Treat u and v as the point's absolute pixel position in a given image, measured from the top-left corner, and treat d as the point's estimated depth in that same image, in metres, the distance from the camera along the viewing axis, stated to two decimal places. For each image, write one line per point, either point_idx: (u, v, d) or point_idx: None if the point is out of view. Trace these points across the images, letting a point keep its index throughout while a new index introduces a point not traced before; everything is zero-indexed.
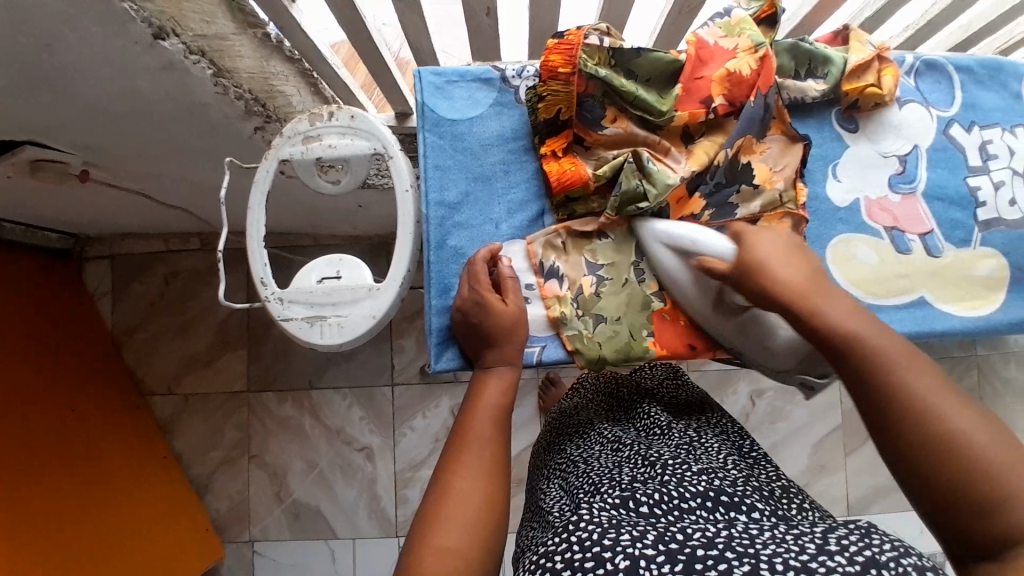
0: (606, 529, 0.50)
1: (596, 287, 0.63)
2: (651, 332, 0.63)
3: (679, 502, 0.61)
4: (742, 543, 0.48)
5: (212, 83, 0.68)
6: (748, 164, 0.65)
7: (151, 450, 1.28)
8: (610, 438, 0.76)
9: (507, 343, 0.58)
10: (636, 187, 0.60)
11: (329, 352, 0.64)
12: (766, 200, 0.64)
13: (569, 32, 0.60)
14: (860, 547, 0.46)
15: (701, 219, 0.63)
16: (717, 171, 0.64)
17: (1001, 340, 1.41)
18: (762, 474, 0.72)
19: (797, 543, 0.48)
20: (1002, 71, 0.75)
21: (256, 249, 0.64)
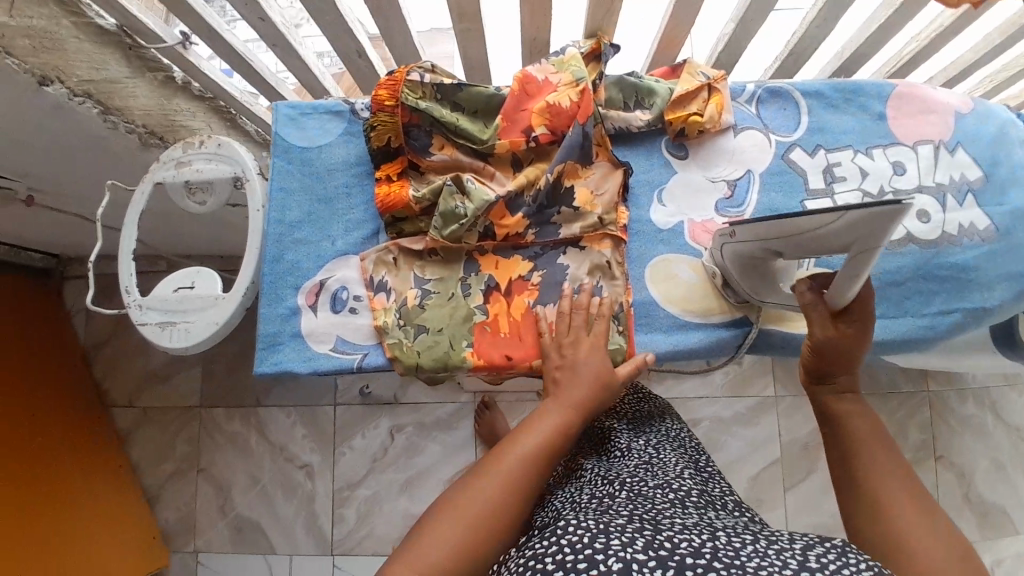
0: (595, 533, 0.47)
1: (421, 299, 0.67)
2: (471, 343, 0.66)
3: (652, 506, 0.57)
4: (726, 553, 0.46)
5: (101, 120, 0.79)
6: (570, 187, 0.69)
7: (108, 460, 1.36)
8: (574, 468, 0.74)
9: (574, 385, 0.58)
10: (456, 207, 0.66)
11: (180, 355, 0.71)
12: (586, 223, 0.69)
13: (396, 70, 0.67)
14: (839, 566, 0.44)
15: (525, 238, 0.69)
16: (538, 194, 0.67)
17: (955, 377, 1.37)
18: (721, 488, 0.69)
19: (780, 558, 0.45)
20: (859, 93, 0.77)
21: (125, 262, 0.72)
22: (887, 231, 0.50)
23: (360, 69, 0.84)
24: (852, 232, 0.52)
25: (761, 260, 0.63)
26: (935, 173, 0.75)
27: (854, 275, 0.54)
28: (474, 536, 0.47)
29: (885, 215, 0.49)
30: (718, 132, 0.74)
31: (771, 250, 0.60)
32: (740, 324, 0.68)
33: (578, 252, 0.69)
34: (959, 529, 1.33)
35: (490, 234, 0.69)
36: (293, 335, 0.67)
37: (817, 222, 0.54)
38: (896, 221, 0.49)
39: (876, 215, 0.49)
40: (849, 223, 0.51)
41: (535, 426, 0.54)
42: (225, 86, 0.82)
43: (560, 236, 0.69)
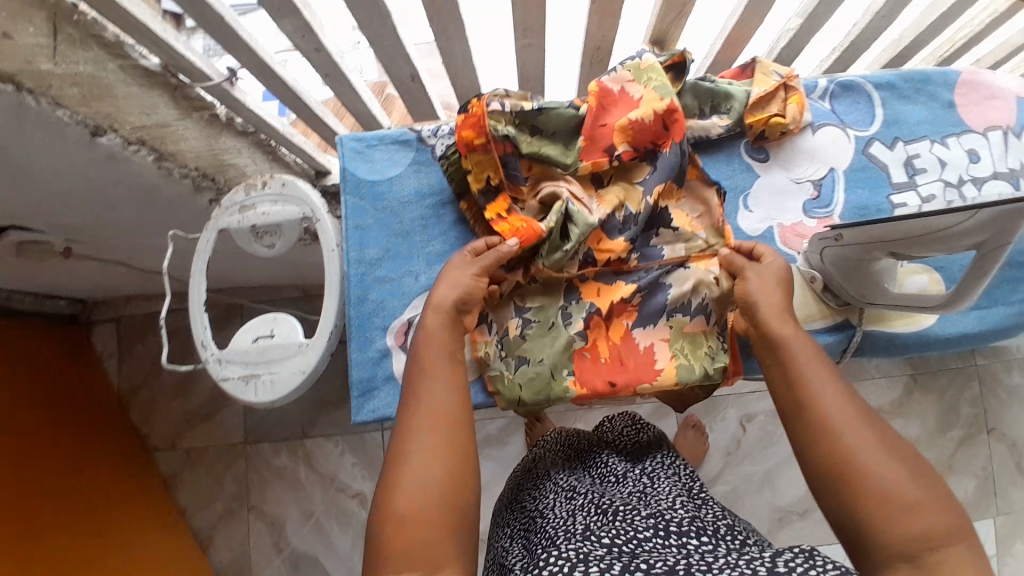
0: (574, 562, 0.52)
1: (522, 329, 0.65)
2: (572, 372, 0.64)
3: (637, 532, 0.58)
4: (700, 568, 0.51)
5: (155, 167, 0.76)
6: (665, 209, 0.67)
7: (157, 506, 1.33)
8: (566, 487, 0.70)
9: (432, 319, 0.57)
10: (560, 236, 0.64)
11: (266, 408, 0.68)
12: (690, 244, 0.66)
13: (474, 102, 0.63)
14: (804, 569, 0.48)
15: (628, 262, 0.67)
16: (630, 216, 0.66)
17: (1000, 349, 1.36)
18: (716, 510, 0.65)
19: (749, 566, 0.50)
20: (927, 83, 0.75)
21: (197, 315, 0.69)
22: (1019, 226, 0.49)
23: (412, 94, 0.81)
24: (983, 231, 0.50)
25: (868, 262, 0.61)
26: (1006, 159, 0.73)
27: (983, 269, 0.53)
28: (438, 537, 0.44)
29: (1019, 213, 0.47)
30: (797, 131, 0.72)
31: (885, 250, 0.58)
32: (844, 326, 0.68)
33: (683, 274, 0.65)
34: (1019, 501, 1.32)
35: (591, 260, 0.66)
36: (386, 378, 0.65)
37: (945, 223, 0.52)
38: None
39: (1009, 213, 0.48)
40: (983, 221, 0.50)
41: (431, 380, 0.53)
42: (269, 119, 0.80)
43: (665, 258, 0.66)
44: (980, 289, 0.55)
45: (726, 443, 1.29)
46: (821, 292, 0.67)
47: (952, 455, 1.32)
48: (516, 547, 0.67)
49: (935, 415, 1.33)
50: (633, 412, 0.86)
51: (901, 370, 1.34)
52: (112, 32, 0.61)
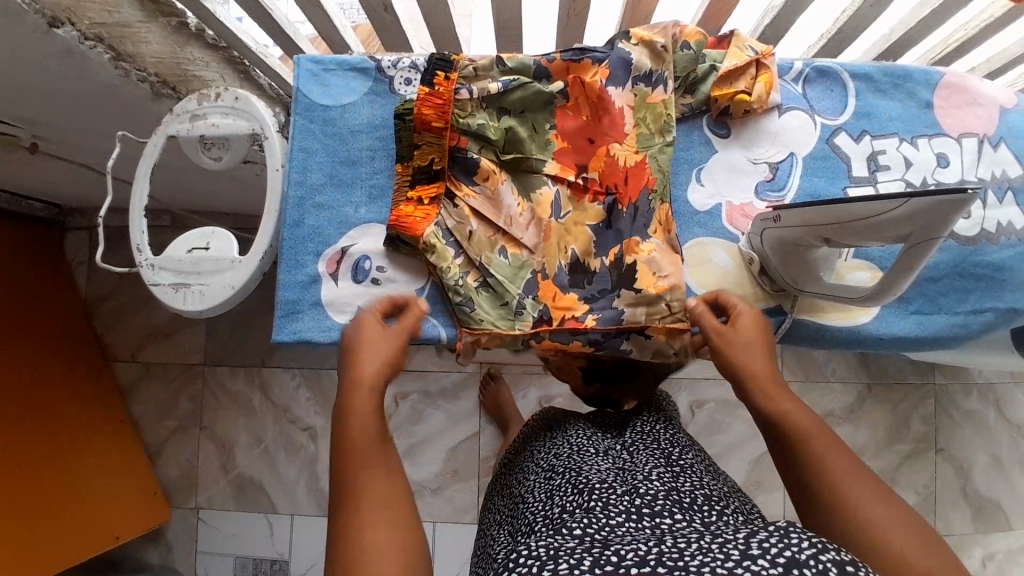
0: (545, 560, 0.48)
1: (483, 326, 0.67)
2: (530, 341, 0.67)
3: (609, 519, 0.56)
4: (671, 555, 0.46)
5: (113, 66, 0.74)
6: (633, 264, 0.66)
7: (112, 414, 1.36)
8: (546, 468, 0.70)
9: (359, 392, 0.54)
10: (506, 291, 0.65)
11: (196, 318, 0.68)
12: (653, 308, 0.65)
13: (439, 81, 0.64)
14: (780, 547, 0.44)
15: (584, 322, 0.65)
16: (574, 263, 0.68)
17: (961, 371, 1.36)
18: (693, 479, 0.64)
19: (722, 548, 0.46)
20: (907, 79, 0.73)
21: (136, 219, 0.69)
22: (950, 223, 0.47)
23: (385, 23, 0.79)
24: (909, 222, 0.49)
25: (805, 247, 0.60)
26: (976, 168, 0.72)
27: (906, 267, 0.52)
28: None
29: (952, 207, 0.46)
30: (763, 111, 0.71)
31: (818, 237, 0.57)
32: (774, 312, 0.67)
33: (643, 340, 0.66)
34: (954, 522, 1.33)
35: (546, 317, 0.65)
36: (312, 304, 0.66)
37: (874, 209, 0.50)
38: (961, 211, 0.46)
39: (940, 207, 0.46)
40: (910, 211, 0.48)
41: (366, 460, 0.51)
42: (242, 37, 0.78)
43: (622, 323, 0.65)
44: (905, 287, 0.54)
45: None
46: (764, 278, 0.67)
47: (896, 467, 1.33)
48: (501, 534, 0.68)
49: (885, 426, 1.34)
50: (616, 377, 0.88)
51: (858, 377, 1.34)
52: None
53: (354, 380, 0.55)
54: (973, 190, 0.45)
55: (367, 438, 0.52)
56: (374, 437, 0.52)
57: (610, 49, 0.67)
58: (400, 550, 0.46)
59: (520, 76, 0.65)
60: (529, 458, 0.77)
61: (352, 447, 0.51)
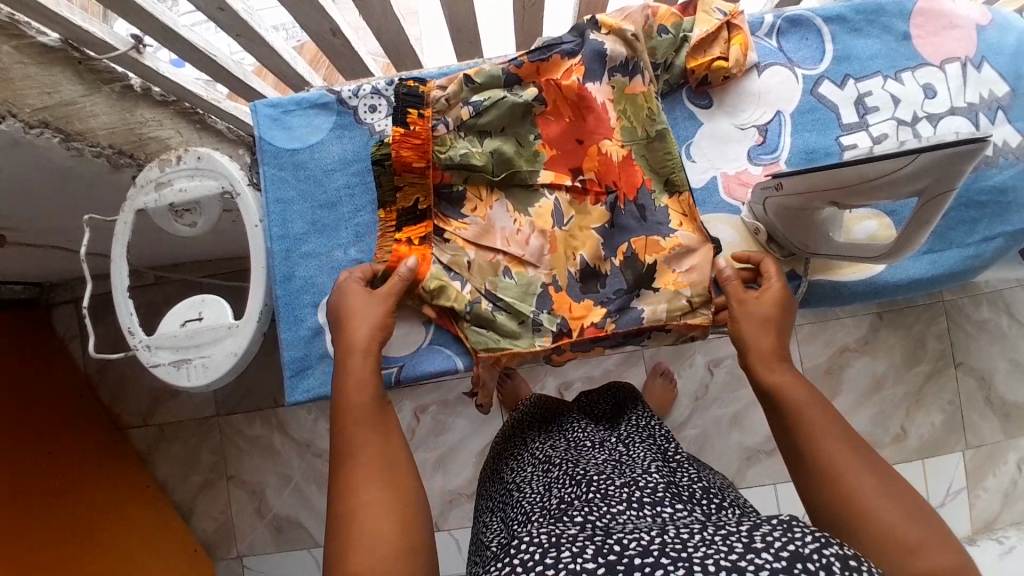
0: (547, 547, 0.47)
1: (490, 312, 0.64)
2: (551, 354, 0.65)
3: (607, 503, 0.55)
4: (674, 545, 0.46)
5: (64, 148, 0.70)
6: (651, 263, 0.64)
7: (136, 482, 1.34)
8: (542, 457, 0.70)
9: (357, 364, 0.57)
10: (520, 311, 0.64)
11: (203, 392, 0.66)
12: (672, 305, 0.62)
13: (413, 120, 0.63)
14: (783, 541, 0.44)
15: (604, 328, 0.63)
16: (585, 267, 0.66)
17: (968, 283, 1.35)
18: (691, 473, 0.64)
19: (726, 541, 0.45)
20: (881, 14, 0.70)
21: (122, 302, 0.67)
22: (962, 170, 0.45)
23: (336, 48, 0.76)
24: (925, 174, 0.46)
25: (812, 211, 0.58)
26: (964, 93, 0.70)
27: (924, 219, 0.50)
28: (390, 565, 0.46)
29: (967, 156, 0.44)
30: (742, 74, 0.68)
31: (824, 201, 0.55)
32: (788, 278, 0.66)
33: (665, 335, 0.64)
34: (984, 432, 1.34)
35: (565, 329, 0.64)
36: (320, 357, 0.64)
37: (883, 169, 0.48)
38: (975, 158, 0.44)
39: (954, 156, 0.44)
40: (922, 165, 0.46)
41: (364, 427, 0.54)
42: (188, 85, 0.75)
43: (643, 322, 0.63)
44: (922, 239, 0.53)
45: (694, 388, 1.31)
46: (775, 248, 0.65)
47: (919, 389, 1.34)
48: (496, 525, 0.67)
49: (901, 350, 1.34)
50: (612, 386, 0.87)
51: (867, 308, 1.34)
52: (5, 11, 0.58)
53: (346, 351, 0.57)
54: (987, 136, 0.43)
55: (364, 407, 0.55)
56: (372, 404, 0.55)
57: (581, 40, 0.65)
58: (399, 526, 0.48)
59: (491, 92, 0.64)
60: (523, 446, 0.76)
61: (350, 413, 0.54)
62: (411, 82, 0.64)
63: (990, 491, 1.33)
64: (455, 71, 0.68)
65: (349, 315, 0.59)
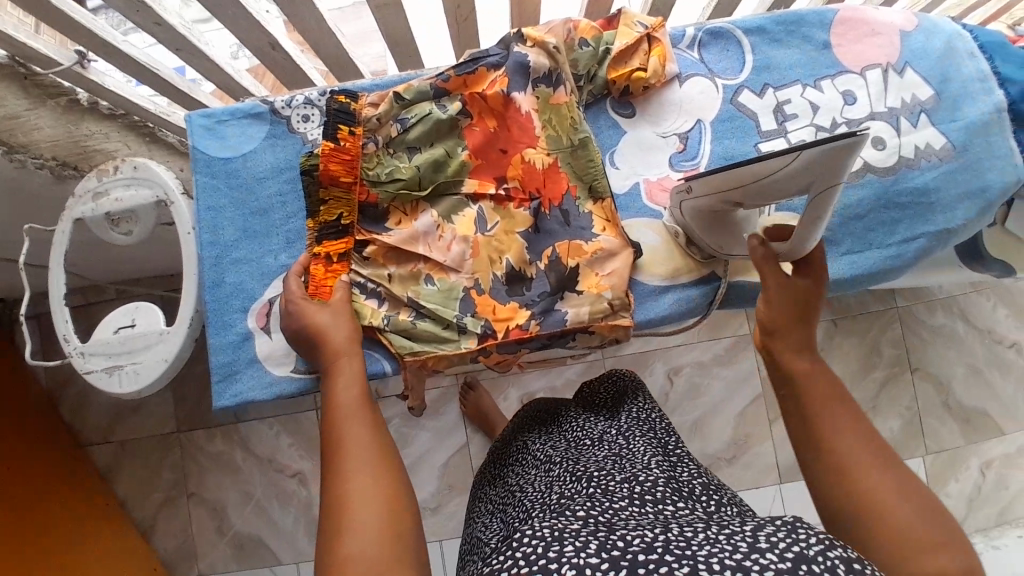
0: (549, 541, 0.47)
1: (415, 319, 0.66)
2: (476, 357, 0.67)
3: (611, 501, 0.55)
4: (677, 543, 0.46)
5: (6, 160, 0.72)
6: (574, 267, 0.66)
7: (96, 500, 1.33)
8: (543, 461, 0.70)
9: (344, 363, 0.58)
10: (445, 315, 0.65)
11: (135, 398, 0.66)
12: (595, 307, 0.65)
13: (344, 137, 0.65)
14: (788, 543, 0.43)
15: (529, 329, 0.65)
16: (510, 271, 0.67)
17: (922, 290, 1.38)
18: (690, 469, 0.65)
19: (729, 541, 0.45)
20: (801, 24, 0.73)
21: (58, 309, 0.68)
22: (847, 163, 0.47)
23: (277, 62, 0.78)
24: (811, 171, 0.49)
25: (722, 211, 0.60)
26: (885, 97, 0.73)
27: (814, 213, 0.52)
28: (381, 571, 0.45)
29: (846, 149, 0.46)
30: (663, 84, 0.71)
31: (727, 201, 0.57)
32: (709, 280, 0.68)
33: (588, 337, 0.66)
34: (943, 437, 1.36)
35: (490, 332, 0.65)
36: (249, 361, 0.65)
37: (772, 167, 0.50)
38: (854, 151, 0.46)
39: (834, 151, 0.46)
40: (806, 162, 0.48)
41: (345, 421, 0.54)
42: (137, 101, 0.76)
43: (568, 323, 0.65)
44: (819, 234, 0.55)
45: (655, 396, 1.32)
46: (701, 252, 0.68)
47: (878, 394, 1.36)
48: (496, 525, 0.68)
49: (859, 356, 1.36)
50: (610, 371, 0.87)
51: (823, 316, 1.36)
52: None
53: (333, 354, 0.59)
54: (860, 131, 0.45)
55: (356, 407, 0.55)
56: (363, 399, 0.56)
57: (507, 52, 0.67)
58: (385, 536, 0.47)
59: (419, 108, 0.66)
60: (524, 450, 0.76)
61: (337, 417, 0.54)
62: (343, 97, 0.66)
63: (952, 494, 1.34)
64: (387, 83, 0.69)
65: (324, 328, 0.60)
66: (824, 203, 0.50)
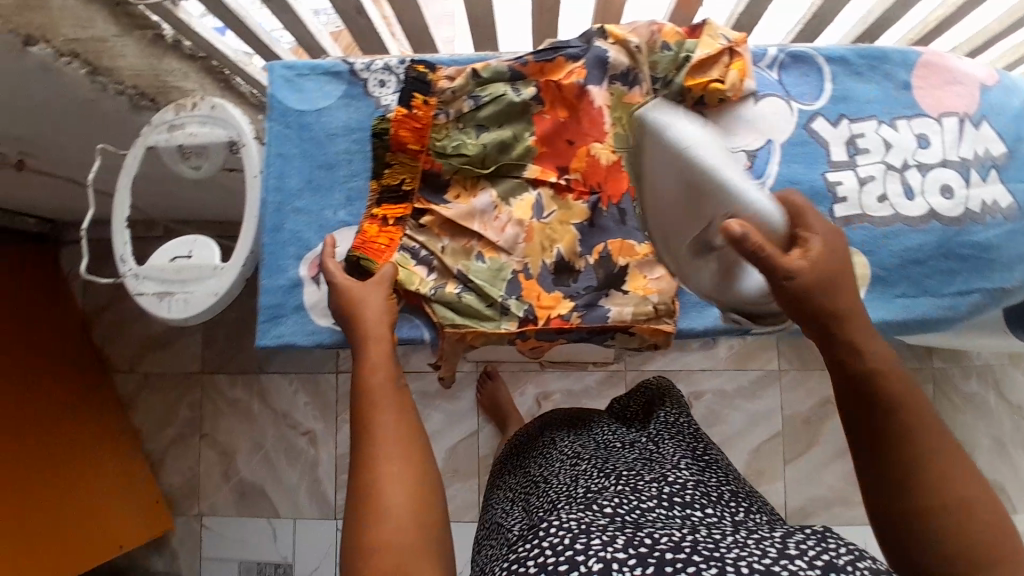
0: (576, 534, 0.47)
1: (460, 292, 0.67)
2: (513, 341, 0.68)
3: (638, 501, 0.56)
4: (705, 545, 0.46)
5: (89, 81, 0.74)
6: (624, 266, 0.67)
7: (113, 426, 1.36)
8: (571, 455, 0.71)
9: (372, 346, 0.58)
10: (489, 293, 0.66)
11: (181, 325, 0.69)
12: (639, 308, 0.65)
13: (417, 104, 0.66)
14: (818, 551, 0.44)
15: (570, 320, 0.65)
16: (560, 260, 0.68)
17: (960, 354, 1.35)
18: (719, 476, 0.64)
19: (759, 547, 0.45)
20: (884, 61, 0.73)
21: (119, 231, 0.70)
22: (669, 134, 0.54)
23: (361, 26, 0.79)
24: (664, 151, 0.55)
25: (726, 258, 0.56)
26: (959, 148, 0.71)
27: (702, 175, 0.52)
28: (415, 547, 0.47)
29: (652, 127, 0.56)
30: (738, 100, 0.70)
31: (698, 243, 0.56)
32: None
33: (627, 337, 0.66)
34: None
35: (531, 318, 0.66)
36: (295, 308, 0.67)
37: (647, 177, 0.58)
38: (657, 124, 0.55)
39: (648, 136, 0.56)
40: (656, 152, 0.56)
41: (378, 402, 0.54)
42: (220, 46, 0.79)
43: (609, 320, 0.65)
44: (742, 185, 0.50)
45: None
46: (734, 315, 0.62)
47: None
48: (518, 512, 0.69)
49: None
50: (643, 379, 0.87)
51: None
52: None
53: (361, 336, 0.59)
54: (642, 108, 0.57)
55: (385, 384, 0.56)
56: (391, 378, 0.57)
57: (587, 46, 0.67)
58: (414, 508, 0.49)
59: (494, 87, 0.67)
60: (552, 444, 0.77)
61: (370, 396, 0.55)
62: (422, 67, 0.67)
63: None
64: (465, 61, 0.70)
65: (356, 308, 0.61)
66: (692, 161, 0.53)
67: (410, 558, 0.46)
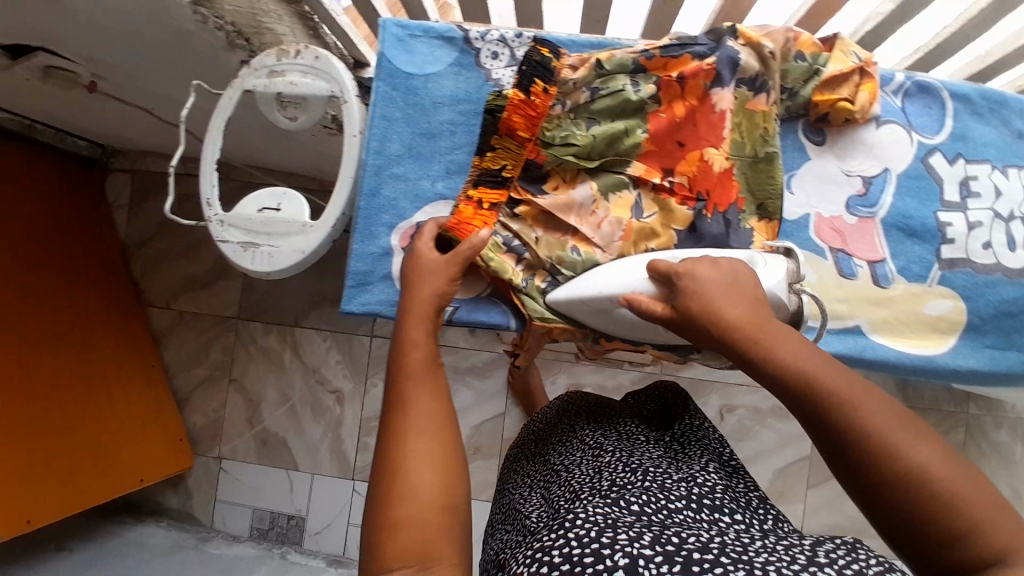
0: (604, 527, 0.41)
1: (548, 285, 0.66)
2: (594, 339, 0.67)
3: (666, 500, 0.50)
4: (734, 548, 0.39)
5: (190, 10, 0.70)
6: None
7: (143, 358, 1.36)
8: (592, 445, 0.66)
9: (410, 326, 0.54)
10: None
11: (262, 278, 0.67)
12: None
13: (536, 92, 0.63)
14: (848, 562, 0.37)
15: None
16: None
17: (997, 404, 1.33)
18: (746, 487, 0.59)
19: (787, 552, 0.39)
20: (1004, 106, 0.69)
21: (207, 172, 0.68)
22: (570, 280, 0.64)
23: None
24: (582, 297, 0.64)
25: None
26: None
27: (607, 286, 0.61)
28: (435, 527, 0.41)
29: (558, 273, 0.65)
30: (861, 122, 0.68)
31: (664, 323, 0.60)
32: (854, 332, 0.67)
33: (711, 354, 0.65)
34: None
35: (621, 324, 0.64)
36: (382, 276, 0.66)
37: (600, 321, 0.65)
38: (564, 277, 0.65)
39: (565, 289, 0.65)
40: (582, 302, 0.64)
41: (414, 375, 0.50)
42: None
43: None
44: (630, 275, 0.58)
45: None
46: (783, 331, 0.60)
47: None
48: (534, 497, 0.64)
49: None
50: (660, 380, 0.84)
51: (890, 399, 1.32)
52: None
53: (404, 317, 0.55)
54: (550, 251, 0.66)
55: (418, 364, 0.51)
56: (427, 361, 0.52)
57: (716, 44, 0.64)
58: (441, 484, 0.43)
59: (615, 81, 0.64)
60: (571, 431, 0.72)
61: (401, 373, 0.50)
62: (546, 50, 0.64)
63: None
64: (587, 44, 0.67)
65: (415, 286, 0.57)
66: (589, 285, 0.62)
67: (432, 543, 0.41)
